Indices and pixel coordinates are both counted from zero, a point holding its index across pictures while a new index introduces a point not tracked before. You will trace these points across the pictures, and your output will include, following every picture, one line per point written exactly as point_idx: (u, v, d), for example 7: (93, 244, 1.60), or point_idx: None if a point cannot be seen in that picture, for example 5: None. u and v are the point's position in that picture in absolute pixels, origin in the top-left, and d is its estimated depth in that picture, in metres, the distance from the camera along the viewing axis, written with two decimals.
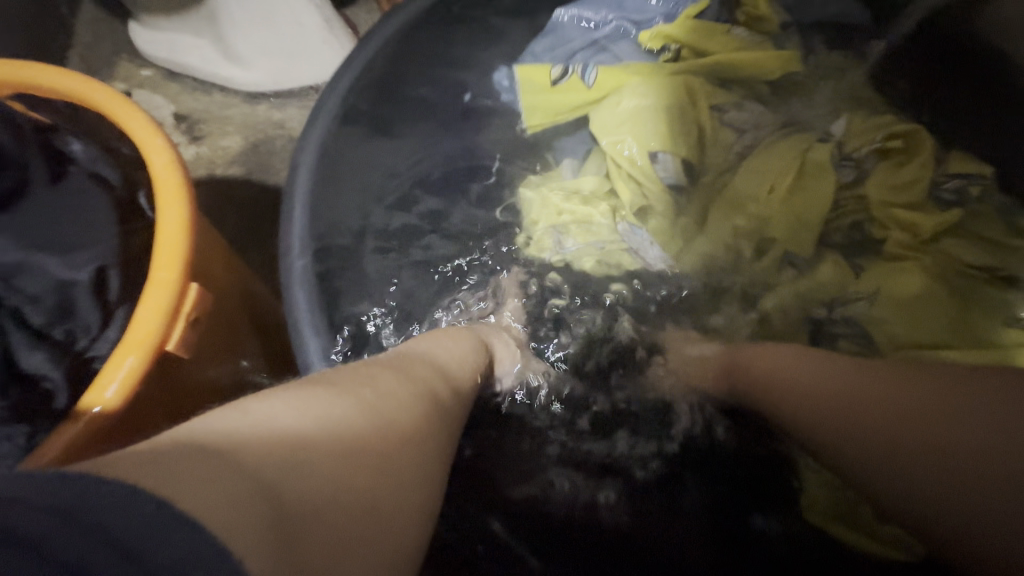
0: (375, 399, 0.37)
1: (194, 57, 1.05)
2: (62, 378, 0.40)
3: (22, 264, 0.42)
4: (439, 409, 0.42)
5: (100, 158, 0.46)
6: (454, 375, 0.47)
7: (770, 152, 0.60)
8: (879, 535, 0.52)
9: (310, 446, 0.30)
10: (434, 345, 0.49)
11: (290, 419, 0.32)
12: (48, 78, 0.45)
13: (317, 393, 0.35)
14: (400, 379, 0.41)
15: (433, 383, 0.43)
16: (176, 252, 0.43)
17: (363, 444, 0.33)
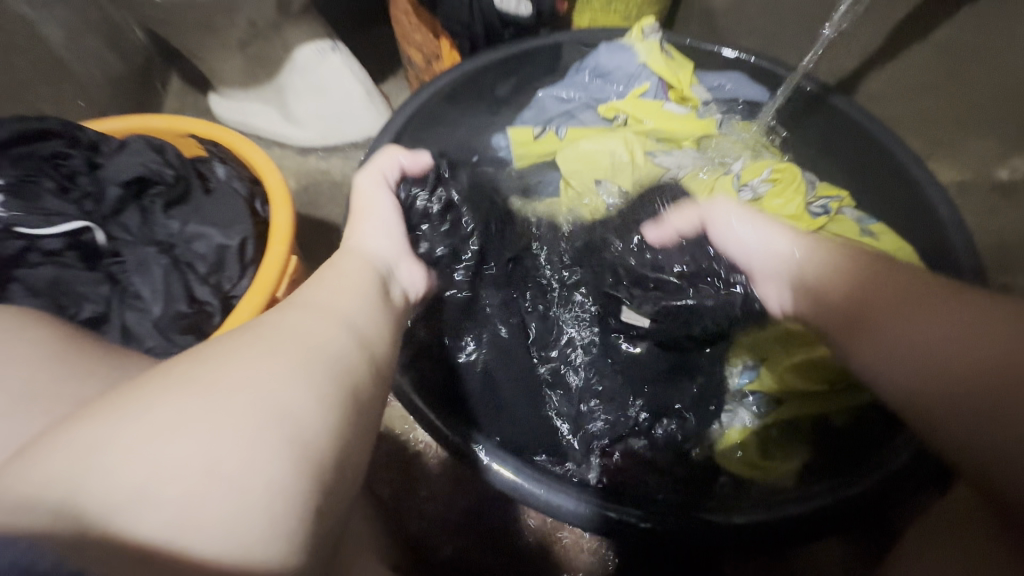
0: (248, 364, 0.35)
1: (262, 121, 1.32)
2: (218, 304, 0.60)
3: (195, 234, 0.63)
4: (333, 355, 0.40)
5: (233, 174, 0.69)
6: (359, 325, 0.46)
7: (688, 183, 0.84)
8: (760, 468, 0.68)
9: (166, 446, 0.30)
10: (342, 293, 0.48)
11: (144, 415, 0.31)
12: (207, 129, 0.70)
13: (181, 378, 0.34)
14: (278, 347, 0.38)
15: (316, 349, 0.39)
16: (284, 232, 0.64)
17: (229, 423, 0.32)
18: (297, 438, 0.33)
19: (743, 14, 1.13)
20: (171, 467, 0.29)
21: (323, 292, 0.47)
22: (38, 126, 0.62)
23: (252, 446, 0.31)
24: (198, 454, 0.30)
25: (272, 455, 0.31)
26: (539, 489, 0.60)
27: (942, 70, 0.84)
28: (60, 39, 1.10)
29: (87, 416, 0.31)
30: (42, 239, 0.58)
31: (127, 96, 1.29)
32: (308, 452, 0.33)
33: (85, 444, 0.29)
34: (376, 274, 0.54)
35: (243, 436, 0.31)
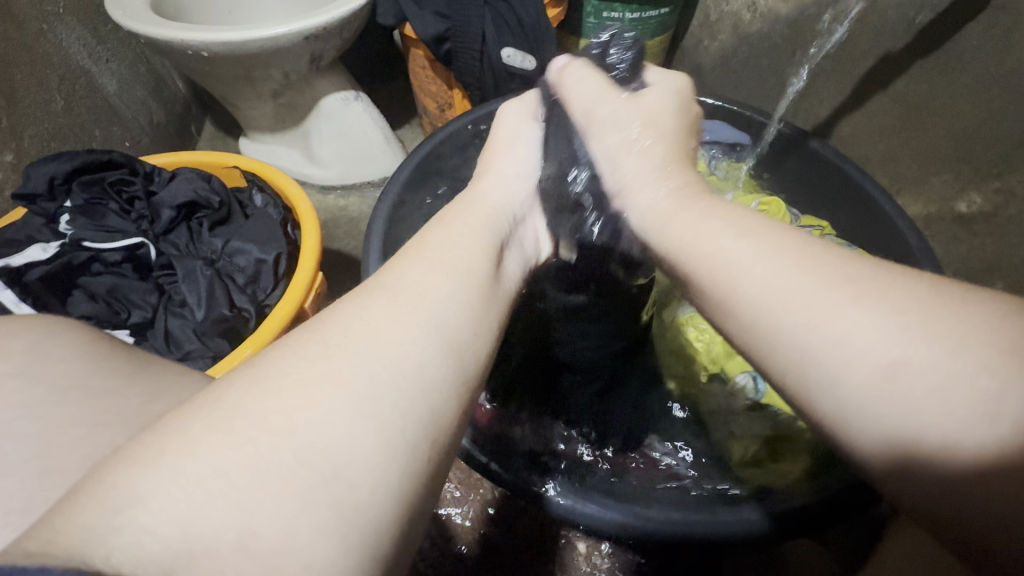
0: (320, 384, 0.31)
1: (288, 162, 1.45)
2: (253, 310, 0.67)
3: (236, 251, 0.71)
4: (407, 376, 0.33)
5: (270, 201, 0.78)
6: (447, 332, 0.38)
7: None
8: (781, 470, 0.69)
9: (208, 491, 0.26)
10: (434, 283, 0.41)
11: (217, 437, 0.28)
12: (250, 163, 0.81)
13: (228, 408, 0.30)
14: (354, 358, 0.33)
15: (404, 359, 0.34)
16: (312, 249, 0.71)
17: (277, 472, 0.27)
18: (339, 499, 0.28)
19: (728, 69, 1.25)
20: (201, 524, 0.25)
21: (419, 276, 0.41)
22: (107, 158, 0.72)
23: (293, 501, 0.27)
24: (231, 508, 0.26)
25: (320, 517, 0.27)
26: (586, 507, 0.60)
27: (897, 116, 0.96)
28: (114, 88, 1.23)
29: (145, 444, 0.28)
30: (103, 252, 0.66)
31: (167, 139, 1.42)
32: (356, 509, 0.28)
33: (117, 493, 0.26)
34: (483, 260, 0.46)
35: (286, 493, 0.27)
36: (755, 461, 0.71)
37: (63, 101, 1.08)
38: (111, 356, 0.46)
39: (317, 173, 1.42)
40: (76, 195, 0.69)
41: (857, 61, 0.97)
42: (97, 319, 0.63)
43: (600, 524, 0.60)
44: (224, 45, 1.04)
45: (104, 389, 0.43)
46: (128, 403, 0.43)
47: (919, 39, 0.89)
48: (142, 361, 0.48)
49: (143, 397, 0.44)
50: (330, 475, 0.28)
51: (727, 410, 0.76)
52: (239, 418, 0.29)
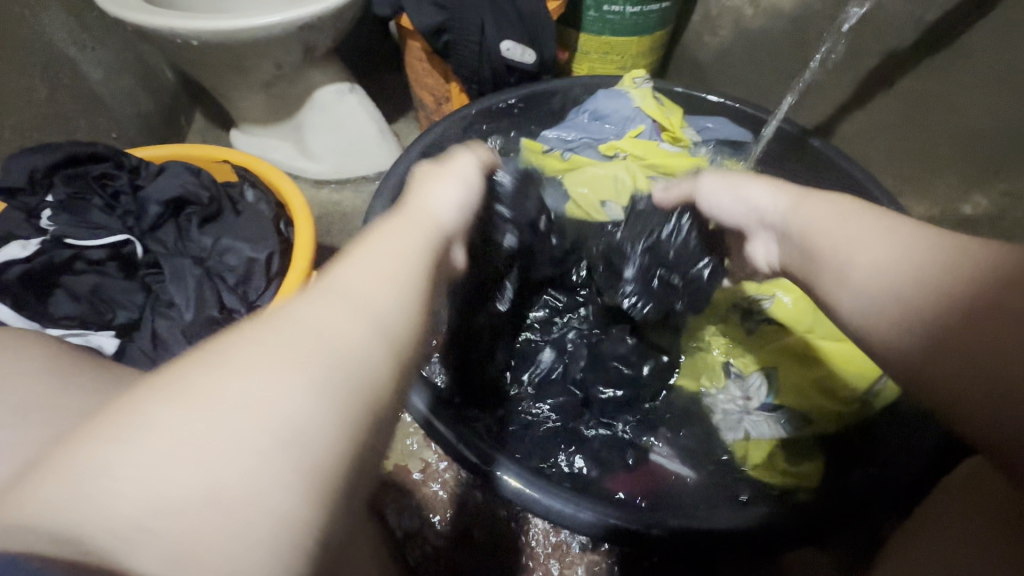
0: (274, 347, 0.29)
1: (280, 155, 1.42)
2: (244, 312, 0.65)
3: (227, 249, 0.68)
4: (343, 348, 0.30)
5: (260, 197, 0.76)
6: (384, 308, 0.34)
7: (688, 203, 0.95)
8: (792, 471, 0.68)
9: (159, 467, 0.24)
10: (377, 264, 0.37)
11: (172, 407, 0.26)
12: (239, 156, 0.78)
13: (168, 396, 0.27)
14: (300, 321, 0.31)
15: (354, 321, 0.32)
16: (305, 251, 0.69)
17: (231, 441, 0.25)
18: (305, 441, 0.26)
19: (729, 65, 1.23)
20: (154, 503, 0.23)
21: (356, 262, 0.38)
22: (92, 150, 0.70)
23: (267, 451, 0.26)
24: (199, 463, 0.24)
25: (274, 482, 0.25)
26: (554, 502, 0.62)
27: (901, 114, 0.94)
28: (99, 78, 1.19)
29: (90, 427, 0.26)
30: (86, 250, 0.63)
31: (155, 130, 1.38)
32: (319, 474, 0.26)
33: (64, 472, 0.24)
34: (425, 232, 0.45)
35: (229, 466, 0.25)
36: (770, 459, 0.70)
37: (45, 89, 1.04)
38: (88, 374, 0.45)
39: (309, 167, 1.39)
40: (59, 189, 0.67)
41: (861, 59, 0.96)
42: (80, 319, 0.61)
43: (567, 517, 0.62)
44: (213, 34, 1.01)
45: (72, 408, 0.42)
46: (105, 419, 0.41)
47: (926, 37, 0.87)
48: (118, 377, 0.47)
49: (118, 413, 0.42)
50: (296, 423, 0.27)
51: (742, 410, 0.74)
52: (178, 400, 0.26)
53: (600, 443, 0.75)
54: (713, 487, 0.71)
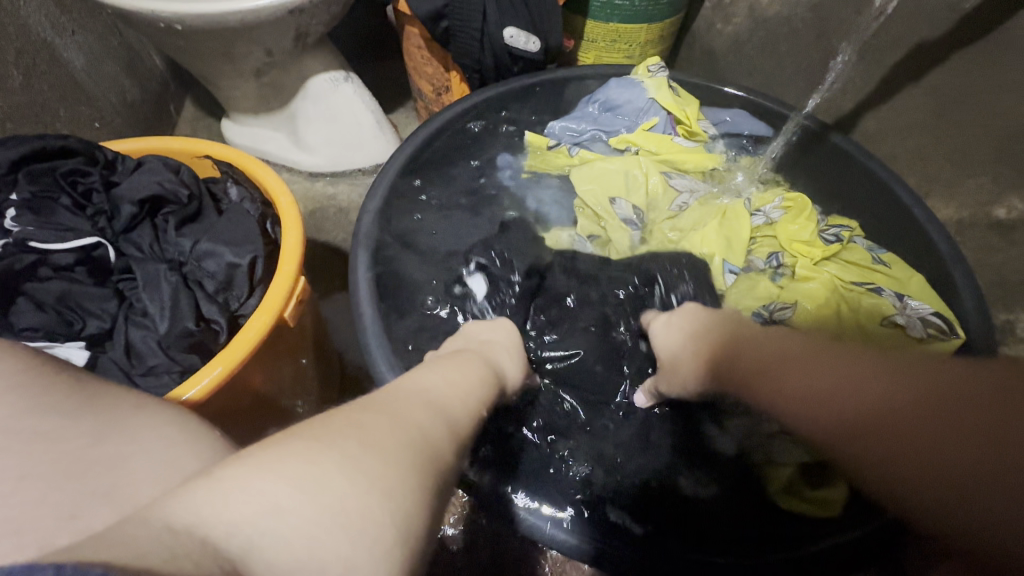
0: (384, 424, 0.36)
1: (273, 147, 1.36)
2: (224, 322, 0.60)
3: (206, 253, 0.63)
4: (433, 445, 0.38)
5: (245, 196, 0.71)
6: (456, 415, 0.44)
7: (702, 206, 0.90)
8: (812, 497, 0.65)
9: (317, 512, 0.29)
10: (436, 391, 0.46)
11: (315, 462, 0.31)
12: (222, 150, 0.73)
13: (292, 461, 0.31)
14: (392, 415, 0.38)
15: (426, 425, 0.39)
16: (294, 255, 0.64)
17: (376, 489, 0.31)
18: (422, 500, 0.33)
19: (743, 56, 1.18)
20: (312, 545, 0.28)
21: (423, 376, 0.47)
22: (60, 144, 0.64)
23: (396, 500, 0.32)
24: (342, 509, 0.29)
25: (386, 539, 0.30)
26: (543, 524, 0.63)
27: (930, 111, 0.88)
28: (81, 64, 1.13)
29: (226, 472, 0.29)
30: (53, 254, 0.59)
31: (143, 120, 1.32)
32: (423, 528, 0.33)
33: (230, 507, 0.27)
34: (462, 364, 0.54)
35: (358, 521, 0.29)
36: (792, 486, 0.66)
37: (21, 75, 0.98)
38: (47, 392, 0.41)
39: (303, 159, 1.34)
40: (22, 186, 0.61)
41: (887, 51, 0.90)
42: (45, 331, 0.56)
43: (558, 542, 0.62)
44: (199, 18, 0.95)
45: (30, 435, 0.37)
46: (68, 448, 0.37)
47: (963, 27, 0.81)
48: (87, 399, 0.42)
49: (89, 439, 0.39)
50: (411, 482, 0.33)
51: (759, 432, 0.69)
52: (308, 461, 0.31)
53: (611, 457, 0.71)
54: (725, 511, 0.68)
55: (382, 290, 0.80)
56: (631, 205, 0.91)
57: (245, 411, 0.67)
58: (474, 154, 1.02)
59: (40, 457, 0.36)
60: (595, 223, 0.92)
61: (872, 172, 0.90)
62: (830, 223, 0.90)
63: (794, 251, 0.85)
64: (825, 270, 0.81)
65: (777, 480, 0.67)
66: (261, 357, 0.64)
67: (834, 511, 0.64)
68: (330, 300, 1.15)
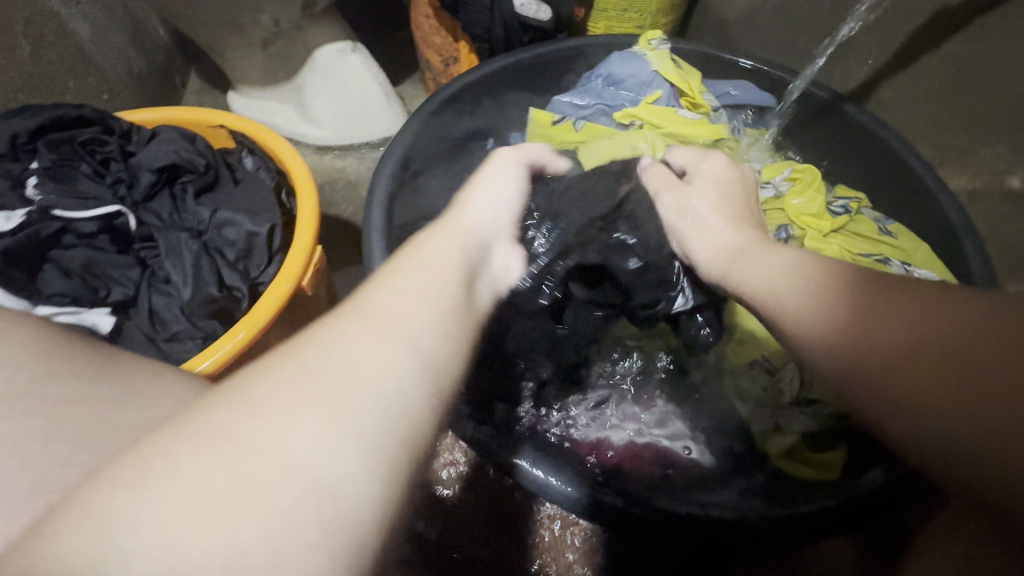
0: (328, 388, 0.33)
1: (280, 120, 1.35)
2: (245, 290, 0.61)
3: (225, 222, 0.64)
4: (386, 407, 0.33)
5: (261, 165, 0.71)
6: (424, 352, 0.38)
7: None
8: (811, 460, 0.67)
9: (209, 494, 0.27)
10: (415, 321, 0.40)
11: (229, 439, 0.29)
12: (235, 120, 0.73)
13: (216, 435, 0.29)
14: (335, 379, 0.33)
15: (381, 389, 0.34)
16: (310, 224, 0.64)
17: (286, 471, 0.29)
18: (339, 495, 0.29)
19: (756, 23, 1.15)
20: (197, 531, 0.26)
21: (393, 298, 0.41)
22: (78, 113, 0.65)
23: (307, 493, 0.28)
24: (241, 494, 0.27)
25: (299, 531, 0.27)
26: (551, 479, 0.61)
27: (948, 79, 0.87)
28: (87, 34, 1.12)
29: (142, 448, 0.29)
30: (76, 222, 0.59)
31: (149, 91, 1.32)
32: (350, 519, 0.29)
33: (124, 491, 0.27)
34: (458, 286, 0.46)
35: (257, 513, 0.27)
36: (791, 451, 0.68)
37: (29, 46, 0.98)
38: (68, 356, 0.41)
39: (310, 132, 1.33)
40: (42, 155, 0.62)
41: (908, 16, 0.87)
42: (73, 297, 0.57)
43: (560, 497, 0.61)
44: None
45: (56, 398, 0.39)
46: (91, 411, 0.39)
47: None
48: (107, 362, 0.43)
49: (107, 405, 0.40)
50: (336, 469, 0.30)
51: (771, 404, 0.71)
52: (230, 437, 0.29)
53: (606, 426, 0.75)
54: (726, 472, 0.69)
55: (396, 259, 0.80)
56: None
57: None
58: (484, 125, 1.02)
59: (67, 421, 0.38)
60: None
61: (883, 145, 0.90)
62: (836, 195, 0.90)
63: (802, 224, 0.85)
64: (833, 242, 0.81)
65: (773, 446, 0.69)
66: (281, 324, 0.66)
67: (832, 473, 0.66)
68: (341, 273, 1.16)
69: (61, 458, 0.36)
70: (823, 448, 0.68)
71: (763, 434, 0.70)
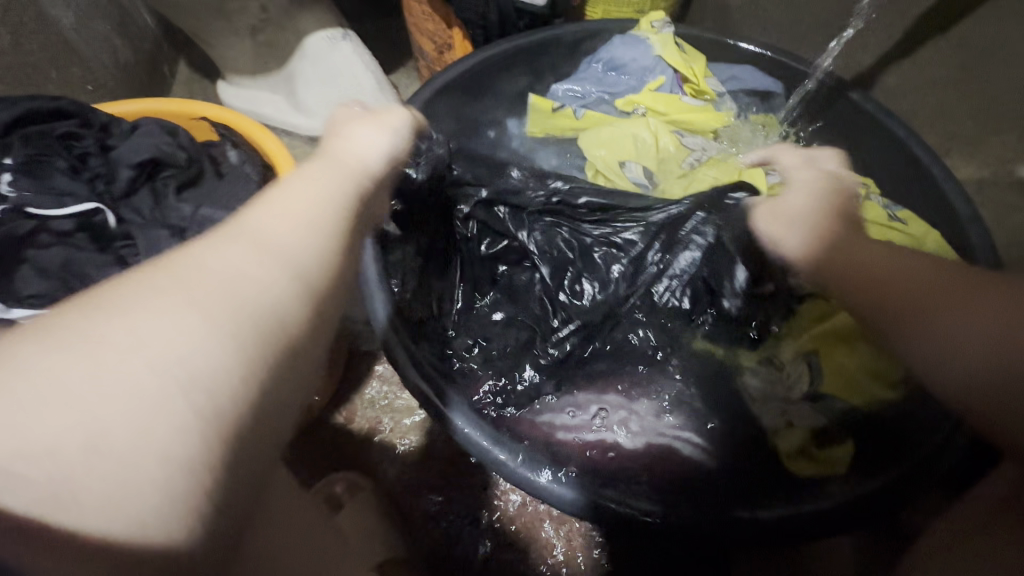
0: (159, 310, 0.29)
1: (270, 110, 1.31)
2: None
3: (208, 219, 0.62)
4: (245, 323, 0.31)
5: (246, 159, 0.68)
6: (299, 263, 0.35)
7: (717, 166, 0.86)
8: (823, 457, 0.65)
9: (17, 422, 0.25)
10: (290, 231, 0.36)
11: (54, 361, 0.27)
12: (218, 112, 0.70)
13: (68, 334, 0.28)
14: (179, 299, 0.30)
15: (235, 303, 0.31)
16: None
17: (116, 389, 0.27)
18: (193, 412, 0.28)
19: (758, 7, 1.12)
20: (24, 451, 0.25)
21: (267, 212, 0.36)
22: (55, 106, 0.63)
23: (145, 419, 0.27)
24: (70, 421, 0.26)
25: (137, 453, 0.26)
26: (538, 477, 0.60)
27: (956, 64, 0.84)
28: (70, 22, 1.09)
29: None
30: (53, 220, 0.58)
31: (137, 82, 1.29)
32: (207, 427, 0.28)
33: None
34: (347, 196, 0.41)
35: (101, 435, 0.26)
36: (802, 448, 0.66)
37: (9, 36, 0.95)
38: None
39: (301, 121, 1.29)
40: (16, 150, 0.60)
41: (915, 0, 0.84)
42: (50, 298, 0.55)
43: (560, 500, 0.60)
44: None
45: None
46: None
47: None
48: None
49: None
50: (175, 392, 0.28)
51: (782, 398, 0.69)
52: (69, 336, 0.28)
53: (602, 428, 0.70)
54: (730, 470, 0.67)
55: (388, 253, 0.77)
56: (643, 167, 0.87)
57: None
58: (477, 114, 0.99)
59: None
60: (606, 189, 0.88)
61: (889, 132, 0.87)
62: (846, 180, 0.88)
63: None
64: None
65: (785, 444, 0.66)
66: None
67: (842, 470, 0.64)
68: None
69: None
70: (832, 444, 0.66)
71: (776, 430, 0.68)
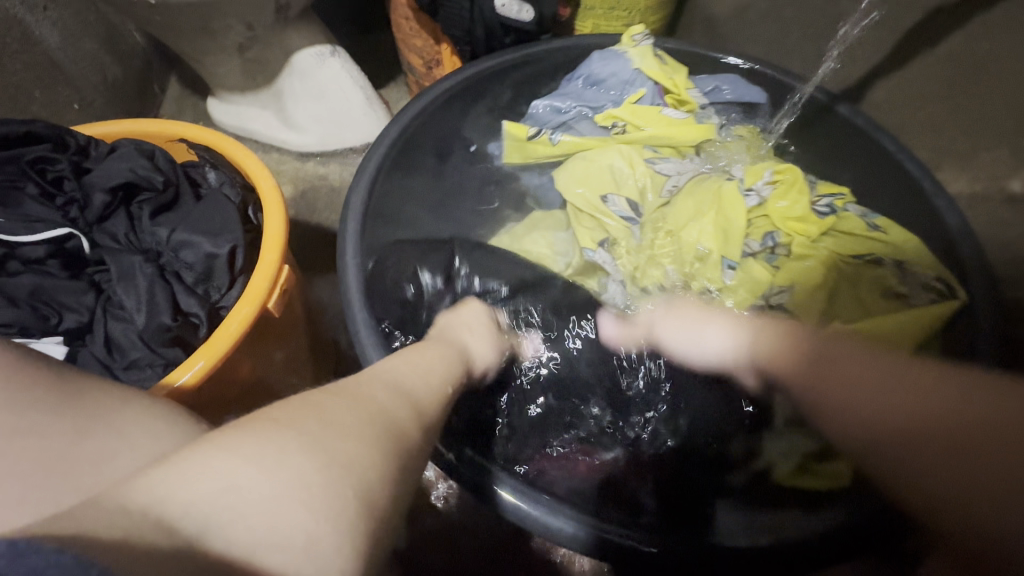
0: (346, 410, 0.37)
1: (260, 126, 1.31)
2: (204, 314, 0.58)
3: (184, 243, 0.61)
4: (399, 430, 0.39)
5: (225, 181, 0.67)
6: (419, 394, 0.46)
7: (691, 194, 0.85)
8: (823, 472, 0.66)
9: (245, 480, 0.29)
10: (412, 368, 0.49)
11: (276, 436, 0.33)
12: (195, 132, 0.69)
13: (284, 419, 0.34)
14: (355, 399, 0.39)
15: (390, 399, 0.42)
16: (276, 246, 0.61)
17: (311, 466, 0.32)
18: (364, 495, 0.33)
19: (746, 22, 1.12)
20: (238, 509, 0.28)
21: (393, 362, 0.49)
22: (28, 130, 0.62)
23: (333, 488, 0.32)
24: (281, 486, 0.30)
25: (344, 522, 0.31)
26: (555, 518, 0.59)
27: (944, 79, 0.84)
28: (57, 42, 1.09)
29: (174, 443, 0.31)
30: (23, 245, 0.57)
31: (125, 98, 1.28)
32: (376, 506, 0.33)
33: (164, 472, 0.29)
34: (449, 364, 0.54)
35: (310, 494, 0.31)
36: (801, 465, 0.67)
37: None
38: (25, 386, 0.40)
39: (291, 138, 1.29)
40: None
41: None
42: (20, 326, 0.54)
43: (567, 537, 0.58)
44: None
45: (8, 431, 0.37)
46: (53, 445, 0.38)
47: None
48: (67, 392, 0.42)
49: (73, 436, 0.39)
50: (357, 468, 0.34)
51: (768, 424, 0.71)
52: (282, 422, 0.34)
53: (597, 454, 0.71)
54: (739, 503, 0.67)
55: (372, 276, 0.75)
56: (626, 199, 0.87)
57: (240, 397, 0.65)
58: (461, 128, 0.97)
59: (21, 452, 0.37)
60: (591, 226, 0.87)
61: (876, 145, 0.86)
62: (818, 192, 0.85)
63: (788, 230, 0.80)
64: (823, 246, 0.78)
65: (781, 469, 0.68)
66: (246, 351, 0.62)
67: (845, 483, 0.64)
68: (324, 283, 1.13)
69: (14, 494, 0.35)
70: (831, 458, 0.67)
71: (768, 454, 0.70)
